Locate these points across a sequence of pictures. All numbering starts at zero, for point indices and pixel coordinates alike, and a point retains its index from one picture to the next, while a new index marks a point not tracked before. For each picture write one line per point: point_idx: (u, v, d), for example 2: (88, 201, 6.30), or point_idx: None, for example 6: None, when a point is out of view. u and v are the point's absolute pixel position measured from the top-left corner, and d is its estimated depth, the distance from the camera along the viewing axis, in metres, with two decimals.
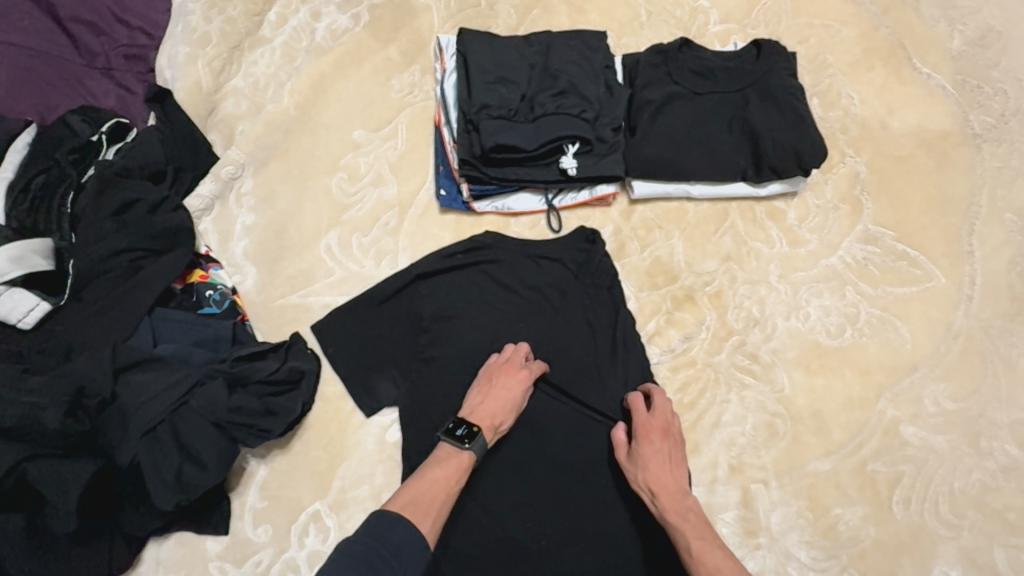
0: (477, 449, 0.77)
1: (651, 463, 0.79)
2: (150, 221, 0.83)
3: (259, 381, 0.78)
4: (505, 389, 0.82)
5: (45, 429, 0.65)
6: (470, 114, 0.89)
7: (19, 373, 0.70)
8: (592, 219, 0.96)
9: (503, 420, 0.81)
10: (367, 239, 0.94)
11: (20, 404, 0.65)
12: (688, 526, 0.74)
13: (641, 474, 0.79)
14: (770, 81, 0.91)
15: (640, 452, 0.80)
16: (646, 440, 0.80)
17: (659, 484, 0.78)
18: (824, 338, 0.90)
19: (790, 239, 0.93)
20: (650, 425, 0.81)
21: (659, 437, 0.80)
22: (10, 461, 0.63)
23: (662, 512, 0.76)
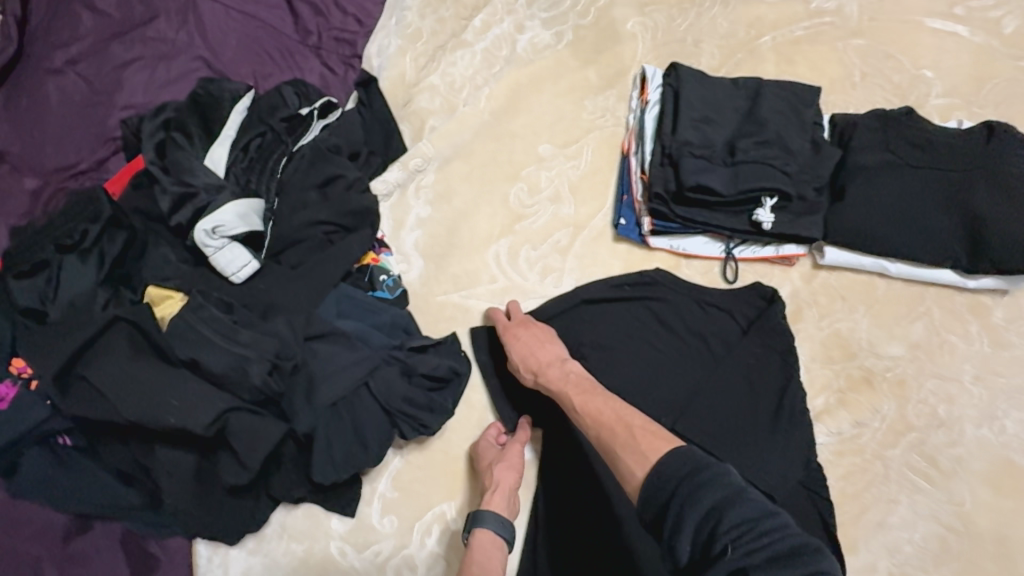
0: (487, 521, 0.77)
1: (520, 346, 0.83)
2: (347, 198, 0.86)
3: (423, 375, 0.78)
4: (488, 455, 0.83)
5: (248, 383, 0.70)
6: (672, 149, 0.87)
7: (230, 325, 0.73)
8: (770, 276, 0.91)
9: (507, 479, 0.81)
10: (535, 252, 0.93)
11: (233, 355, 0.71)
12: (570, 387, 0.77)
13: (519, 358, 0.82)
14: (1002, 167, 0.84)
15: (509, 340, 0.84)
16: (512, 327, 0.85)
17: (538, 363, 0.81)
18: (1018, 457, 0.81)
19: (992, 340, 0.85)
20: (510, 321, 0.86)
21: (509, 330, 0.85)
22: (219, 408, 0.68)
23: (552, 383, 0.78)
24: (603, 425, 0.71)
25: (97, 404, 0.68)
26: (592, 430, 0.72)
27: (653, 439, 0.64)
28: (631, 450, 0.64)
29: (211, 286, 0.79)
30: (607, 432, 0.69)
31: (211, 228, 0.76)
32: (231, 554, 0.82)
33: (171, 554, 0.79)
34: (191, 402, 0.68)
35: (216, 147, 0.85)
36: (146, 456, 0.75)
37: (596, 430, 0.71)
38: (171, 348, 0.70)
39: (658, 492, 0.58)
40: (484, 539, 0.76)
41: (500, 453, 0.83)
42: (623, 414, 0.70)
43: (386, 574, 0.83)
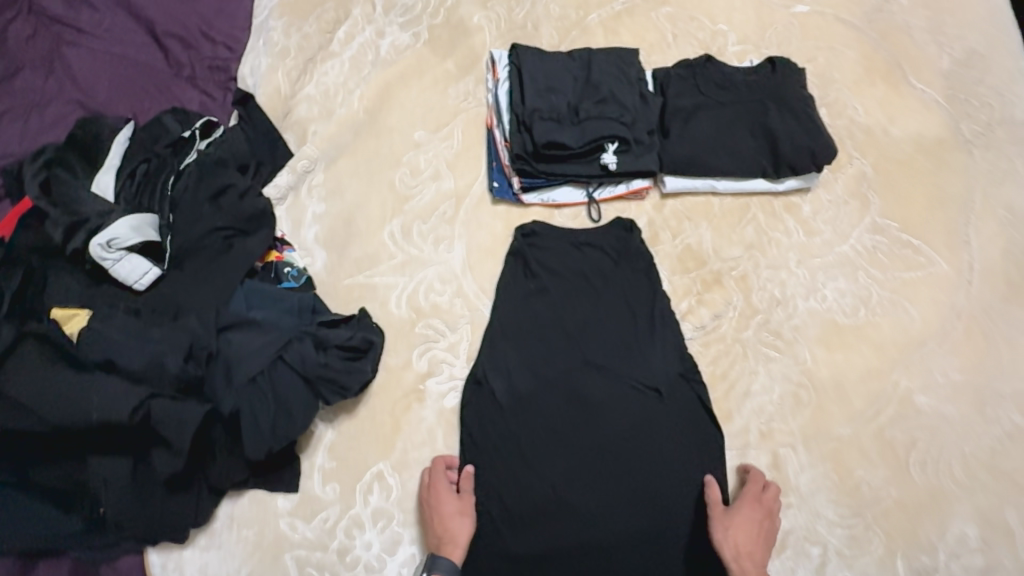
0: (441, 569, 0.83)
1: (743, 530, 0.85)
2: (240, 204, 0.92)
3: (337, 346, 0.86)
4: (441, 503, 0.87)
5: (167, 373, 0.77)
6: (523, 117, 1.02)
7: (142, 327, 0.79)
8: (628, 210, 1.06)
9: (456, 525, 0.86)
10: (426, 226, 1.04)
11: (147, 351, 0.77)
12: None
13: (733, 535, 0.85)
14: (785, 91, 1.04)
15: (735, 514, 0.86)
16: (750, 507, 0.87)
17: (742, 551, 0.84)
18: (840, 317, 0.99)
19: (806, 230, 1.04)
20: (749, 499, 0.88)
21: (751, 507, 0.87)
22: (139, 397, 0.74)
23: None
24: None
25: (20, 416, 0.73)
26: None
27: None
28: None
29: (118, 300, 0.84)
30: None
31: (107, 242, 0.82)
32: (184, 555, 0.86)
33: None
34: (112, 397, 0.73)
35: (102, 175, 0.90)
36: (81, 471, 0.79)
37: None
38: (87, 354, 0.76)
39: None
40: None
41: (452, 505, 0.87)
42: None
43: (337, 537, 0.89)
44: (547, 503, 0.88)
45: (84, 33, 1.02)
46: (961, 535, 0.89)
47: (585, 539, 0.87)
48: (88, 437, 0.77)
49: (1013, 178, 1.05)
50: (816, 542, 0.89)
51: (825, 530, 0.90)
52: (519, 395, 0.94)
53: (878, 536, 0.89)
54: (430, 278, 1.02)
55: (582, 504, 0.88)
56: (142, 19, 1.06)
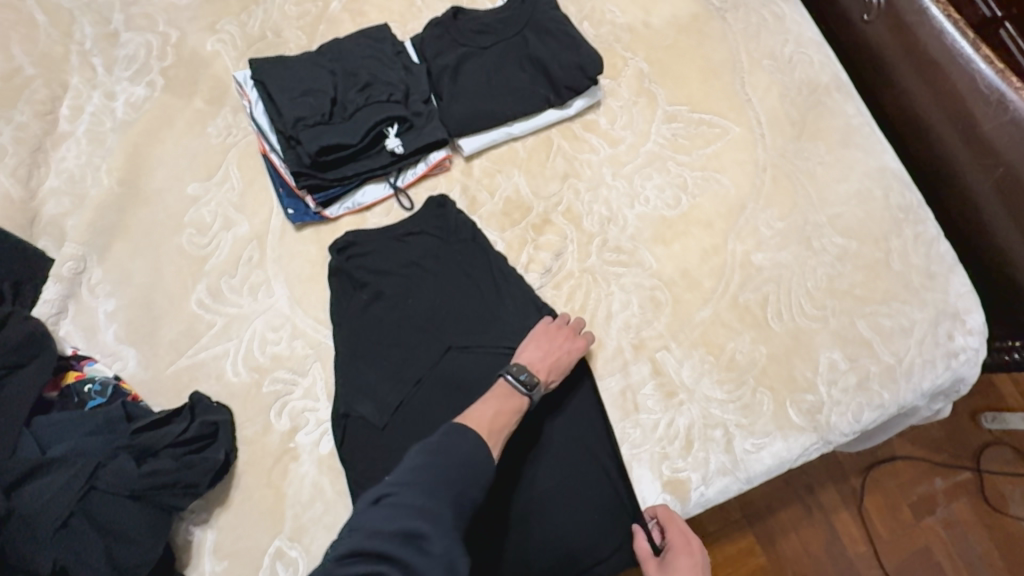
0: (533, 397, 0.83)
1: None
2: (0, 335, 0.79)
3: (168, 446, 0.78)
4: (564, 352, 0.88)
5: None
6: (289, 130, 0.94)
7: None
8: (438, 185, 1.02)
9: (554, 379, 0.87)
10: (236, 279, 0.95)
11: None
12: None
13: None
14: (538, 17, 1.03)
15: (674, 562, 0.81)
16: (683, 554, 0.82)
17: None
18: (667, 211, 1.02)
19: (610, 141, 1.05)
20: (679, 544, 0.83)
21: (685, 553, 0.82)
22: None
23: None
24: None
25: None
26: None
27: None
28: None
29: None
30: None
31: None
32: None
33: None
34: None
35: None
36: None
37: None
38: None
39: None
40: (516, 400, 0.82)
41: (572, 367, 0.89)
42: None
43: None
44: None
45: None
46: (830, 362, 0.95)
47: (522, 502, 0.84)
48: None
49: (766, 28, 1.12)
50: (716, 425, 0.93)
51: (720, 411, 0.93)
52: (391, 409, 0.88)
53: (765, 394, 0.94)
54: (260, 329, 0.94)
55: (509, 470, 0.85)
56: None
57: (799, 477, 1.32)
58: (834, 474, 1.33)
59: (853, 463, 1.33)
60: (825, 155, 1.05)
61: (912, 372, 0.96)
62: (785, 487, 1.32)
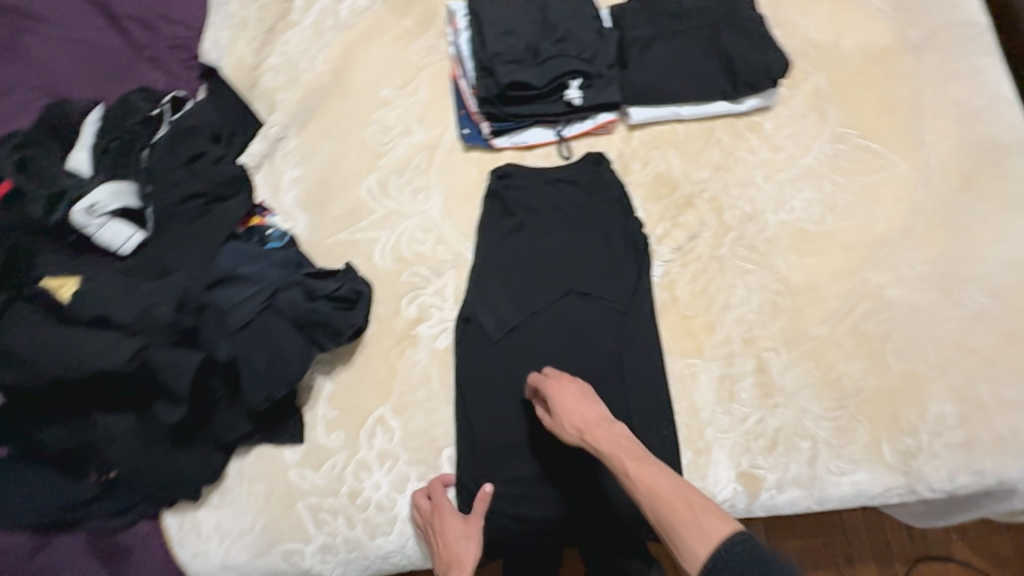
0: None
1: (568, 411, 0.82)
2: (216, 169, 0.95)
3: (325, 296, 0.88)
4: (446, 527, 0.85)
5: (158, 324, 0.78)
6: (486, 61, 1.05)
7: (126, 281, 0.81)
8: (597, 145, 1.09)
9: (465, 556, 0.83)
10: (402, 179, 1.06)
11: (139, 304, 0.79)
12: (622, 451, 0.76)
13: (566, 417, 0.82)
14: (736, 13, 1.07)
15: (554, 400, 0.84)
16: (560, 386, 0.86)
17: (584, 423, 0.81)
18: (809, 225, 1.03)
19: (770, 146, 1.07)
20: (552, 382, 0.87)
21: (559, 388, 0.85)
22: (134, 346, 0.76)
23: (604, 446, 0.78)
24: (659, 497, 0.70)
25: (16, 370, 0.75)
26: (645, 499, 0.71)
27: (715, 519, 0.66)
28: (695, 532, 0.65)
29: (108, 262, 0.86)
30: (665, 505, 0.69)
31: (88, 208, 0.85)
32: (199, 514, 0.92)
33: (141, 541, 0.90)
34: (108, 346, 0.75)
35: (75, 153, 0.92)
36: (83, 430, 0.80)
37: (647, 482, 0.71)
38: (77, 312, 0.77)
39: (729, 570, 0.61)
40: None
41: (464, 526, 0.86)
42: (679, 483, 0.70)
43: (346, 481, 0.93)
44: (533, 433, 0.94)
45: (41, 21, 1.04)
46: (939, 414, 0.94)
47: (572, 463, 0.92)
48: (94, 393, 0.80)
49: (957, 80, 1.09)
50: (805, 436, 0.94)
51: (813, 424, 0.94)
52: (509, 328, 0.96)
53: (862, 423, 0.94)
54: (412, 228, 1.04)
55: None
56: (106, 11, 1.07)
57: (840, 546, 1.29)
58: (879, 556, 1.29)
59: (902, 551, 1.29)
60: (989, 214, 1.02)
61: None
62: (826, 547, 1.29)
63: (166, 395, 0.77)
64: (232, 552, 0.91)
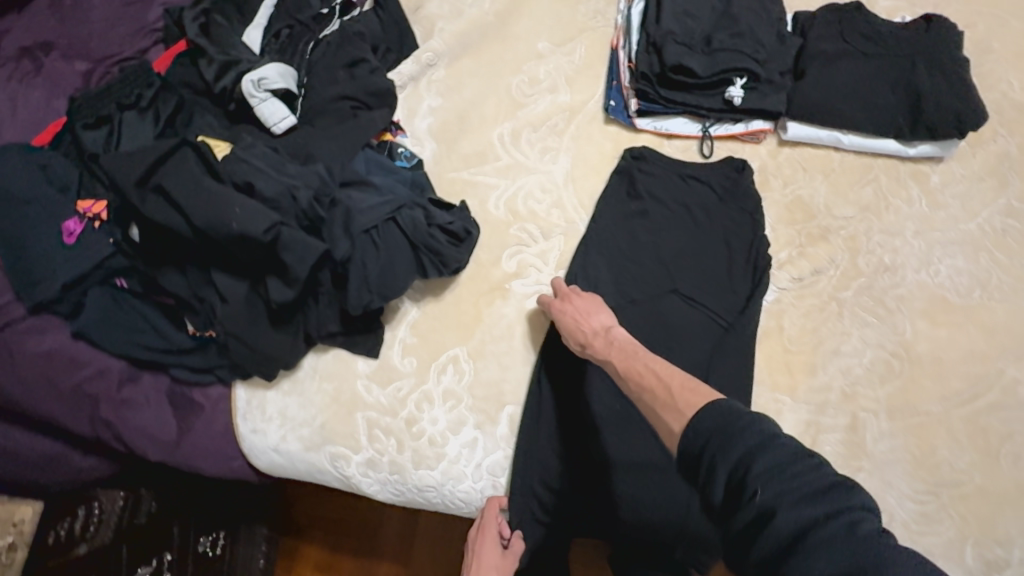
0: None
1: (569, 320, 0.87)
2: (371, 78, 0.96)
3: (440, 227, 0.90)
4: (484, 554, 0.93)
5: (297, 206, 0.82)
6: (656, 37, 1.01)
7: (275, 159, 0.85)
8: (741, 151, 1.03)
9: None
10: (535, 134, 1.05)
11: (283, 183, 0.82)
12: (615, 353, 0.81)
13: (566, 331, 0.88)
14: (939, 50, 0.98)
15: (556, 319, 0.89)
16: (564, 300, 0.90)
17: (583, 336, 0.86)
18: (952, 295, 0.94)
19: (931, 201, 0.98)
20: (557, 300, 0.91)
21: (565, 299, 0.90)
22: (273, 219, 0.78)
23: (600, 351, 0.83)
24: (644, 389, 0.74)
25: (167, 211, 0.79)
26: (635, 392, 0.76)
27: (689, 396, 0.69)
28: (673, 412, 0.69)
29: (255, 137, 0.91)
30: (649, 393, 0.74)
31: (258, 81, 0.88)
32: (268, 395, 0.96)
33: (213, 403, 0.96)
34: (250, 212, 0.78)
35: (251, 30, 0.97)
36: (201, 284, 0.86)
37: (635, 379, 0.76)
38: (226, 173, 0.82)
39: (694, 444, 0.63)
40: None
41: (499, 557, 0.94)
42: (665, 370, 0.74)
43: (407, 407, 0.94)
44: (598, 416, 0.92)
45: None
46: None
47: (629, 458, 0.90)
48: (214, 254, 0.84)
49: None
50: (883, 512, 0.86)
51: (896, 502, 0.87)
52: None
53: (952, 518, 0.86)
54: (532, 185, 1.02)
55: (635, 428, 0.91)
56: None
57: None
58: None
59: None
60: None
61: None
62: None
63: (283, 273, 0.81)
64: (288, 439, 0.96)
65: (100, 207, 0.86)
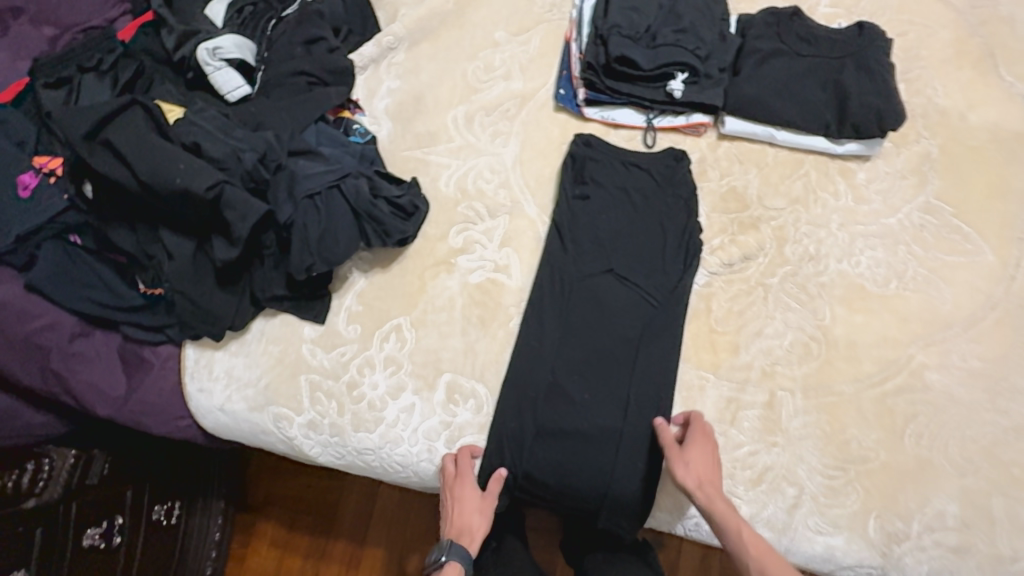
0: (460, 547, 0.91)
1: (700, 466, 0.87)
2: (328, 57, 1.01)
3: (386, 198, 0.95)
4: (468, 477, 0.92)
5: (241, 167, 0.87)
6: (603, 30, 1.07)
7: (227, 126, 0.91)
8: (682, 143, 1.08)
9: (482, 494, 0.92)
10: (488, 119, 1.09)
11: (230, 147, 0.88)
12: (733, 517, 0.84)
13: (692, 470, 0.87)
14: (867, 54, 1.04)
15: (689, 453, 0.88)
16: (700, 441, 0.89)
17: (705, 482, 0.86)
18: (870, 285, 1.00)
19: (856, 196, 1.04)
20: (691, 438, 0.90)
21: (693, 443, 0.89)
22: (215, 177, 0.84)
23: (715, 505, 0.84)
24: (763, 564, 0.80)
25: (117, 166, 0.84)
26: (748, 560, 0.81)
27: None
28: None
29: (210, 105, 0.95)
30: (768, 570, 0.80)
31: (212, 50, 0.94)
32: (216, 355, 0.99)
33: (162, 361, 0.99)
34: (195, 170, 0.84)
35: (215, 3, 1.01)
36: (150, 242, 0.91)
37: (755, 552, 0.81)
38: (177, 135, 0.88)
39: None
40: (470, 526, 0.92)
41: (480, 501, 0.92)
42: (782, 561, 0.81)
43: (349, 372, 0.98)
44: (531, 389, 0.95)
45: None
46: (940, 511, 0.90)
47: (558, 428, 0.93)
48: (165, 213, 0.89)
49: None
50: (793, 483, 0.92)
51: (805, 474, 0.92)
52: (540, 285, 1.00)
53: (857, 491, 0.91)
54: (482, 166, 1.07)
55: (565, 400, 0.94)
56: None
57: None
58: None
59: None
60: None
61: None
62: None
63: (230, 233, 0.87)
64: (232, 399, 0.99)
65: (56, 164, 0.91)
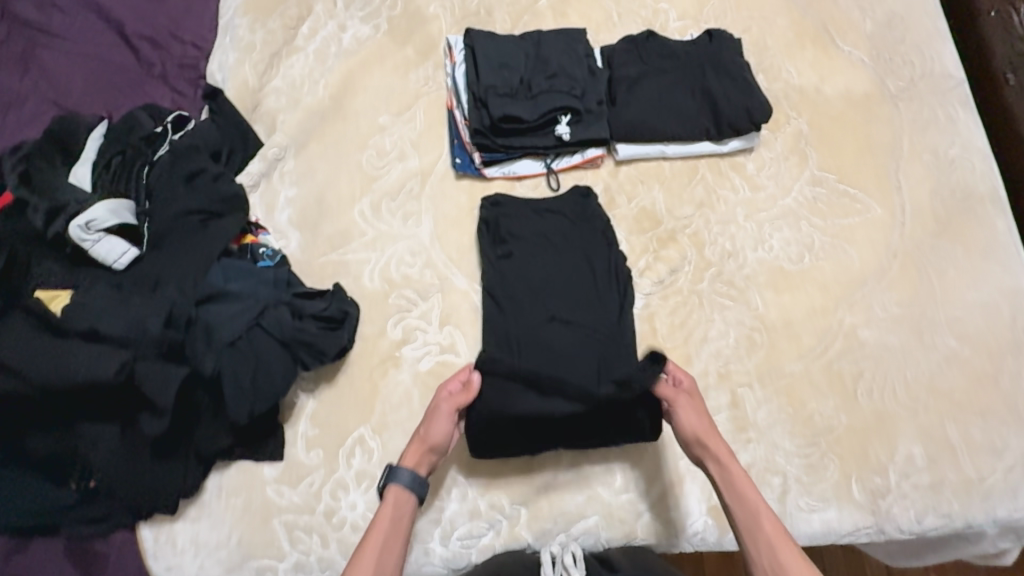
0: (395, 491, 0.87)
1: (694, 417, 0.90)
2: (214, 186, 0.98)
3: (311, 315, 0.93)
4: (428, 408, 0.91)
5: (149, 336, 0.84)
6: (480, 94, 1.09)
7: (119, 295, 0.87)
8: (585, 178, 1.12)
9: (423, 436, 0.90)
10: (395, 203, 1.09)
11: (131, 318, 0.85)
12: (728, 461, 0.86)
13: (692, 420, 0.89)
14: (722, 58, 1.13)
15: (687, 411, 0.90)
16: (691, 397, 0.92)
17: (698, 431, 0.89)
18: (788, 264, 1.06)
19: (752, 186, 1.11)
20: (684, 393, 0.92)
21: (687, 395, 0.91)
22: (125, 356, 0.82)
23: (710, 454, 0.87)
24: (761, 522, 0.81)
25: (7, 378, 0.81)
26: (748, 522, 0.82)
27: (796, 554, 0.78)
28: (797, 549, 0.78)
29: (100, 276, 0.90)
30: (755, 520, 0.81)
31: (85, 223, 0.88)
32: (176, 527, 0.92)
33: (117, 550, 0.90)
34: (97, 358, 0.81)
35: (79, 166, 0.96)
36: (68, 438, 0.86)
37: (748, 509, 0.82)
38: (68, 323, 0.83)
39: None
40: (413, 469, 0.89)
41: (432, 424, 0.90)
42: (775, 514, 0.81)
43: (323, 499, 0.93)
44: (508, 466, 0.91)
45: (55, 35, 1.11)
46: (908, 454, 0.96)
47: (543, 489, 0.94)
48: (79, 404, 0.85)
49: (935, 125, 1.15)
50: (776, 472, 0.95)
51: (784, 460, 0.96)
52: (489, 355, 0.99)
53: (833, 461, 0.96)
54: (401, 251, 1.06)
55: None
56: (116, 28, 1.14)
57: None
58: None
59: None
60: (959, 258, 1.06)
61: (990, 494, 0.95)
62: None
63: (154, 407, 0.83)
64: (206, 565, 0.91)
65: None
